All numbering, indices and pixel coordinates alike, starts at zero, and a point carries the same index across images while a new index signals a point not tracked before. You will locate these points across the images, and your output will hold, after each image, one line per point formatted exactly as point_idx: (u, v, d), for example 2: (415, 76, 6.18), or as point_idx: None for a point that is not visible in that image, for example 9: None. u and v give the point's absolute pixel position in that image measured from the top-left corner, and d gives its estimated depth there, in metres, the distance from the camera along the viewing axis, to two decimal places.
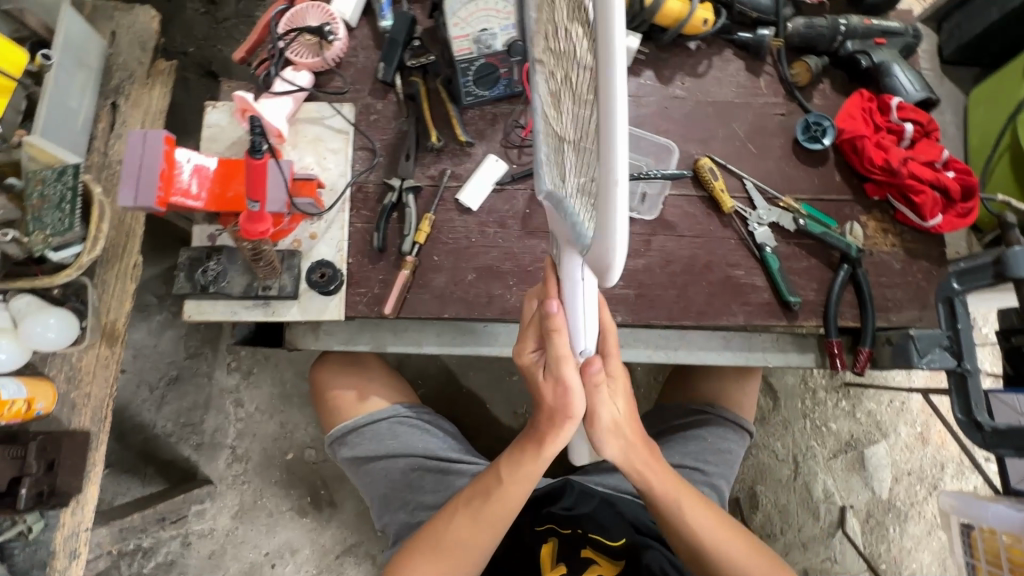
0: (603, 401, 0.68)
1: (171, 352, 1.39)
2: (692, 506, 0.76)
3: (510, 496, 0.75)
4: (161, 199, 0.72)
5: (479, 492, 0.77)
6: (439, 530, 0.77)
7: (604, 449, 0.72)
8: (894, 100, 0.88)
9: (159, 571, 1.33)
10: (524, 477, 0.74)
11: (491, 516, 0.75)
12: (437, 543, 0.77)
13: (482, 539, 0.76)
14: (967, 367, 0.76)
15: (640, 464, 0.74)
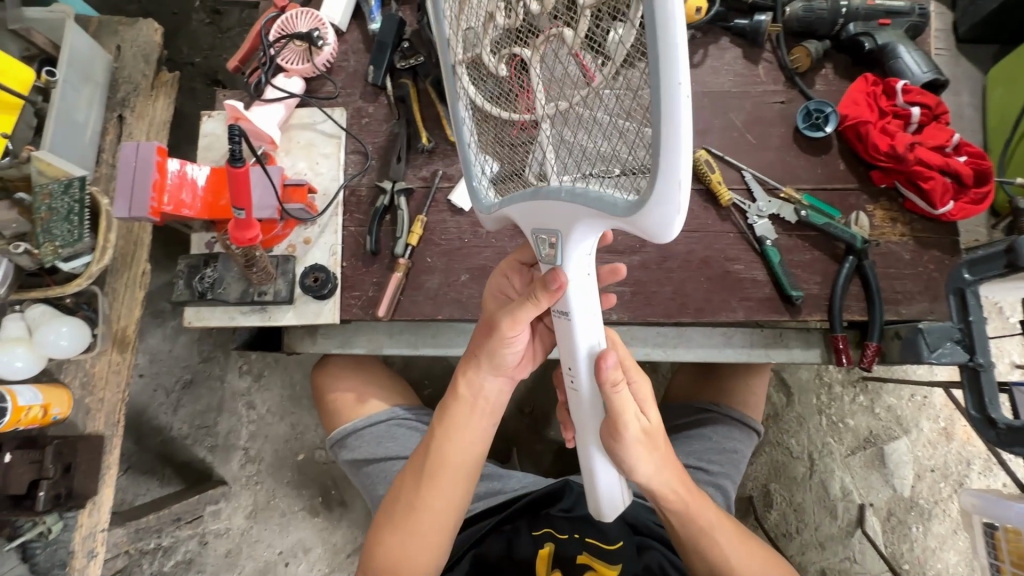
0: (626, 407, 0.63)
1: (186, 356, 1.42)
2: (709, 516, 0.69)
3: (450, 449, 0.71)
4: (155, 209, 0.73)
5: (421, 451, 0.73)
6: (395, 499, 0.72)
7: (637, 466, 0.65)
8: (899, 84, 0.84)
9: (178, 569, 1.36)
10: (460, 421, 0.73)
11: (437, 472, 0.71)
12: (394, 515, 0.71)
13: (433, 501, 0.70)
14: (980, 361, 0.72)
15: (669, 477, 0.67)
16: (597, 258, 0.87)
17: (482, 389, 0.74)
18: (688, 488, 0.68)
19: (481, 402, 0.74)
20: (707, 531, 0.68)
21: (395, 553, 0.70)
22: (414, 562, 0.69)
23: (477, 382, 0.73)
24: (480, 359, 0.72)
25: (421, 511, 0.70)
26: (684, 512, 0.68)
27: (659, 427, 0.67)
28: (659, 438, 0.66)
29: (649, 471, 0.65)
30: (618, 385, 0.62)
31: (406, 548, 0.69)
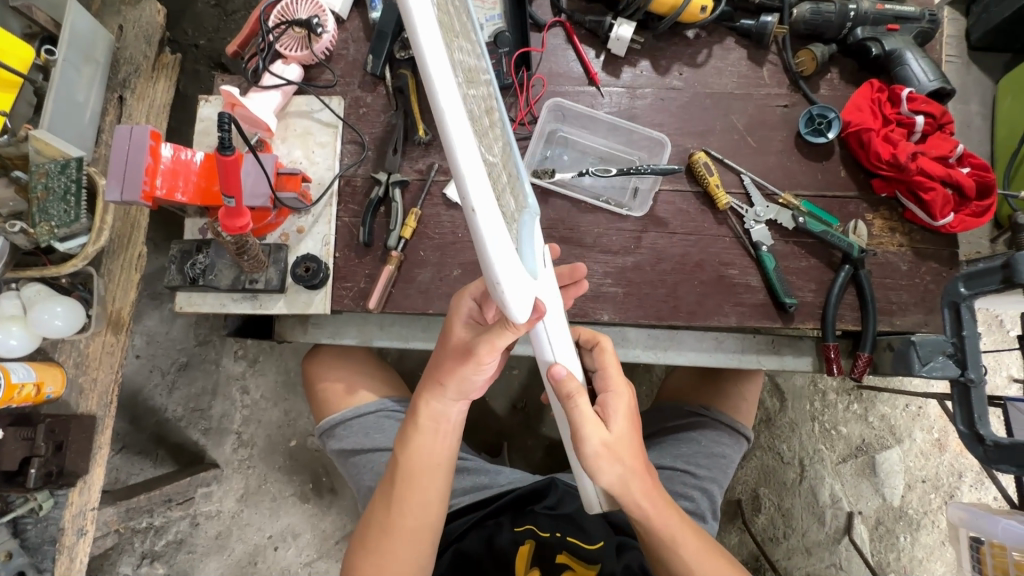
0: (587, 420, 0.59)
1: (181, 339, 1.42)
2: (673, 525, 0.65)
3: (416, 473, 0.69)
4: (146, 193, 0.73)
5: (389, 473, 0.71)
6: (368, 520, 0.71)
7: (597, 475, 0.61)
8: (904, 91, 0.83)
9: (169, 549, 1.38)
10: (423, 446, 0.69)
11: (405, 495, 0.69)
12: (368, 536, 0.70)
13: (404, 522, 0.69)
14: (970, 377, 0.71)
15: (635, 489, 0.62)
16: (591, 258, 0.87)
17: (444, 414, 0.68)
18: (656, 500, 0.64)
19: (443, 425, 0.69)
20: (670, 540, 0.65)
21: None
22: None
23: (440, 407, 0.68)
24: (445, 387, 0.65)
25: (394, 533, 0.69)
26: (647, 524, 0.64)
27: (628, 437, 0.61)
28: (624, 450, 0.60)
29: (612, 480, 0.61)
30: (575, 397, 0.59)
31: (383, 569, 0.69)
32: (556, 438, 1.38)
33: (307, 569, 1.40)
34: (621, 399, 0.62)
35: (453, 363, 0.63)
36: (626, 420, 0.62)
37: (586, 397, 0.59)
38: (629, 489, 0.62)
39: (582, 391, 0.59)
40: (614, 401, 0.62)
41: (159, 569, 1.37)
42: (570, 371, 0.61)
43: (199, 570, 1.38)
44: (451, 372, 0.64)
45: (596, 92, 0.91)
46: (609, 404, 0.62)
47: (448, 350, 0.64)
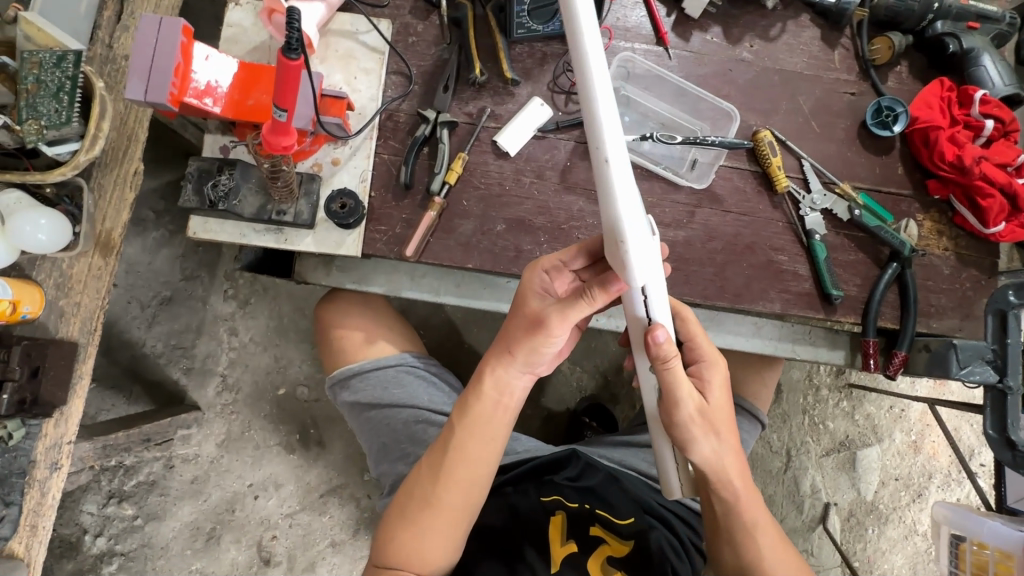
0: (680, 382, 0.60)
1: (166, 271, 1.33)
2: (754, 511, 0.65)
3: (468, 447, 0.68)
4: (173, 97, 0.65)
5: (439, 444, 0.69)
6: (409, 492, 0.69)
7: (691, 447, 0.62)
8: (978, 93, 0.82)
9: (140, 490, 1.31)
10: (478, 420, 0.68)
11: (453, 466, 0.67)
12: (408, 508, 0.68)
13: (449, 496, 0.67)
14: (1009, 384, 0.73)
15: (728, 463, 0.63)
16: None
17: (509, 385, 0.68)
18: (741, 479, 0.64)
19: (505, 399, 0.69)
20: (750, 529, 0.64)
21: (410, 550, 0.67)
22: (427, 555, 0.67)
23: (505, 381, 0.68)
24: (514, 357, 0.66)
25: (437, 508, 0.67)
26: (733, 505, 0.64)
27: (722, 408, 0.63)
28: (716, 417, 0.62)
29: (707, 453, 0.62)
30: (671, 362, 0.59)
31: (420, 543, 0.67)
32: (555, 410, 1.36)
33: (288, 520, 1.35)
34: (716, 370, 0.65)
35: (521, 334, 0.66)
36: (716, 390, 0.64)
37: (678, 359, 0.59)
38: (714, 460, 0.63)
39: (677, 355, 0.59)
40: (708, 371, 0.64)
41: (127, 509, 1.30)
42: (668, 335, 0.58)
43: (171, 513, 1.32)
44: (525, 345, 0.65)
45: (664, 53, 0.86)
46: (705, 376, 0.64)
47: (520, 316, 0.66)
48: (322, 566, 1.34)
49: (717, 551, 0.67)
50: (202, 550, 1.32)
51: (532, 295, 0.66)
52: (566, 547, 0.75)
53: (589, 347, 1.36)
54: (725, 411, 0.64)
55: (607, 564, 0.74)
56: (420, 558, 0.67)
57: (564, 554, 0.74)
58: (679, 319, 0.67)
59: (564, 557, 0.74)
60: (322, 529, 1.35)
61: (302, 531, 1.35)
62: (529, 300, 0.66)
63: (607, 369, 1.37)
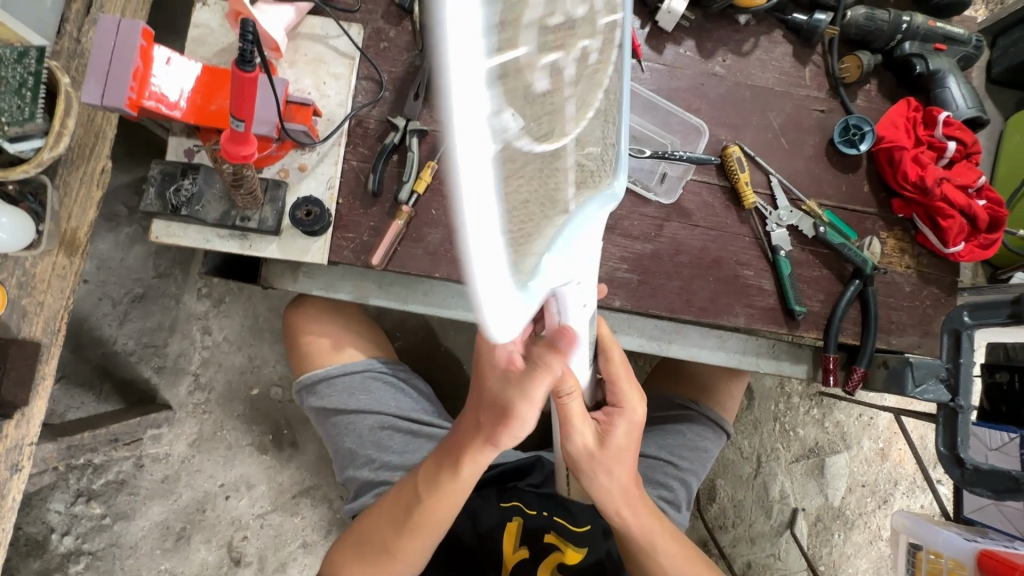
0: (575, 420, 0.59)
1: (139, 269, 1.31)
2: (648, 526, 0.68)
3: (434, 511, 0.67)
4: (132, 101, 0.64)
5: (404, 504, 0.69)
6: (369, 536, 0.71)
7: (582, 475, 0.65)
8: (942, 115, 0.83)
9: (109, 489, 1.30)
10: (445, 488, 0.66)
11: (416, 528, 0.68)
12: (368, 548, 0.71)
13: (405, 552, 0.70)
14: (959, 404, 0.75)
15: (617, 494, 0.65)
16: (610, 241, 0.83)
17: (479, 465, 0.65)
18: (634, 503, 0.67)
19: (472, 476, 0.66)
20: (654, 561, 0.69)
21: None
22: None
23: (477, 460, 0.64)
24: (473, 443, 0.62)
25: (395, 555, 0.70)
26: (624, 526, 0.68)
27: (618, 453, 0.63)
28: (608, 458, 0.63)
29: (591, 482, 0.65)
30: (569, 396, 0.56)
31: None
32: None
33: (259, 521, 1.34)
34: (628, 416, 0.64)
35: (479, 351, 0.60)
36: (620, 440, 0.63)
37: (576, 397, 0.56)
38: (600, 489, 0.65)
39: (576, 392, 0.56)
40: (619, 417, 0.64)
41: (96, 508, 1.29)
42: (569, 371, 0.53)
43: (140, 513, 1.31)
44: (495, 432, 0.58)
45: (637, 66, 0.86)
46: (614, 420, 0.63)
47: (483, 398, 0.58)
48: (293, 567, 1.34)
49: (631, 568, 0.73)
50: (171, 550, 1.32)
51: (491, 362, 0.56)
52: (518, 554, 0.77)
53: None
54: (624, 455, 0.64)
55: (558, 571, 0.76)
56: None
57: (515, 559, 0.77)
58: (603, 358, 0.64)
59: (515, 564, 0.77)
60: (294, 529, 1.35)
61: (274, 531, 1.34)
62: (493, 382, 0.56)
63: None
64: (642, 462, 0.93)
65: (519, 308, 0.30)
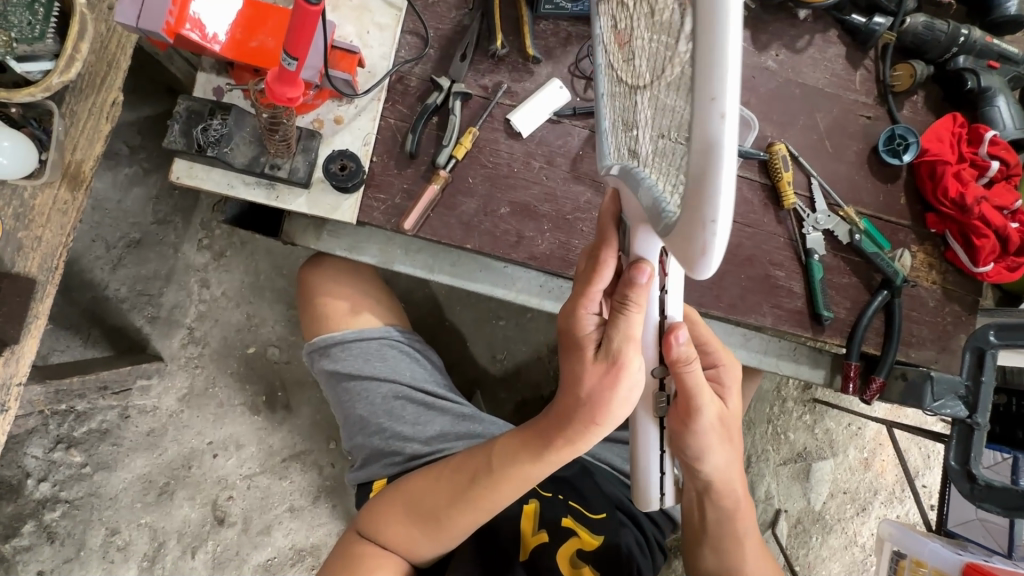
0: (705, 390, 0.63)
1: (137, 213, 1.27)
2: (745, 511, 0.73)
3: (500, 487, 0.66)
4: (168, 27, 0.60)
5: (469, 472, 0.68)
6: (421, 497, 0.70)
7: (709, 458, 0.67)
8: (988, 133, 0.83)
9: (91, 437, 1.26)
10: (522, 463, 0.64)
11: (474, 499, 0.67)
12: (415, 511, 0.70)
13: (455, 520, 0.68)
14: (976, 421, 0.76)
15: (732, 466, 0.71)
16: None
17: (558, 459, 0.63)
18: (740, 487, 0.72)
19: (544, 468, 0.64)
20: (734, 534, 0.72)
21: (401, 539, 0.71)
22: (411, 550, 0.71)
23: (570, 442, 0.61)
24: (555, 436, 0.61)
25: (444, 523, 0.69)
26: (732, 510, 0.72)
27: (734, 411, 0.71)
28: (730, 423, 0.70)
29: (719, 459, 0.68)
30: (693, 364, 0.61)
31: (409, 538, 0.71)
32: (528, 397, 1.36)
33: (246, 482, 1.31)
34: (731, 375, 0.73)
35: (565, 354, 0.60)
36: (731, 400, 0.72)
37: (696, 363, 0.61)
38: (721, 468, 0.70)
39: (694, 357, 0.61)
40: (724, 379, 0.73)
41: (76, 456, 1.25)
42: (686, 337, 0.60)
43: (123, 464, 1.27)
44: (608, 409, 0.57)
45: None
46: (724, 380, 0.73)
47: (590, 381, 0.56)
48: (278, 531, 1.32)
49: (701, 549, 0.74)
50: (152, 505, 1.28)
51: (590, 338, 0.57)
52: (537, 537, 0.77)
53: None
54: (734, 415, 0.72)
55: (577, 557, 0.75)
56: (405, 548, 0.72)
57: (535, 542, 0.77)
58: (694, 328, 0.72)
59: (536, 547, 0.76)
60: (281, 493, 1.32)
61: (260, 493, 1.32)
62: (600, 364, 0.56)
63: None
64: None
65: None
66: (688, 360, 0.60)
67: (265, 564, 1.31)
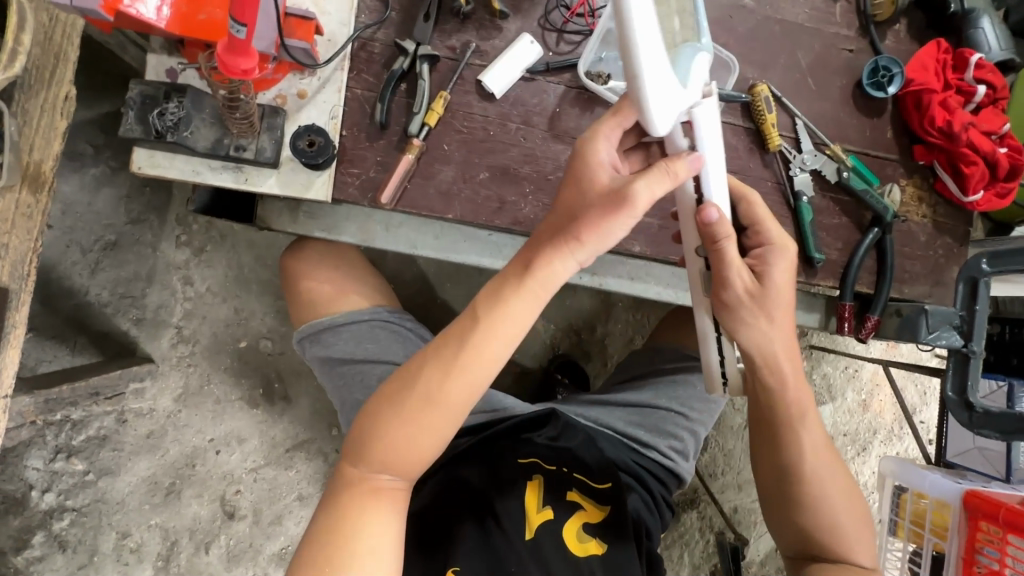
0: (732, 262, 0.66)
1: (109, 214, 1.23)
2: (802, 397, 0.72)
3: (493, 337, 0.56)
4: (107, 3, 0.55)
5: (453, 339, 0.57)
6: (407, 380, 0.58)
7: (740, 330, 0.69)
8: (974, 57, 0.80)
9: (89, 445, 1.25)
10: (511, 311, 0.56)
11: (469, 357, 0.56)
12: (400, 398, 0.57)
13: (449, 396, 0.57)
14: (972, 349, 0.76)
15: (777, 345, 0.70)
16: None
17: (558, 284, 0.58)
18: (795, 372, 0.72)
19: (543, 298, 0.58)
20: (790, 425, 0.72)
21: (390, 444, 0.57)
22: (405, 458, 0.58)
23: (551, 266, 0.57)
24: (566, 251, 0.56)
25: (438, 402, 0.57)
26: (781, 395, 0.71)
27: (783, 292, 0.69)
28: (776, 303, 0.69)
29: (757, 335, 0.69)
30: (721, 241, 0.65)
31: (396, 442, 0.57)
32: (528, 368, 1.35)
33: (252, 475, 1.31)
34: (784, 253, 0.70)
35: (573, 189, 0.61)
36: (786, 287, 0.69)
37: (729, 239, 0.65)
38: (772, 342, 0.69)
39: (728, 234, 0.65)
40: (775, 255, 0.69)
41: (77, 464, 1.24)
42: (719, 213, 0.64)
43: (126, 468, 1.27)
44: (590, 228, 0.56)
45: None
46: (773, 258, 0.69)
47: (592, 200, 0.58)
48: (289, 519, 1.32)
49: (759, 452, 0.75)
50: (161, 505, 1.28)
51: (601, 177, 0.60)
52: (543, 514, 0.76)
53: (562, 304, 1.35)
54: (788, 288, 0.70)
55: (583, 531, 0.75)
56: (394, 459, 0.57)
57: (541, 520, 0.75)
58: (745, 205, 0.72)
59: (541, 524, 0.75)
60: (288, 483, 1.32)
61: (268, 485, 1.32)
62: (606, 187, 0.59)
63: (580, 327, 1.37)
64: (651, 412, 0.92)
65: None
66: (716, 232, 0.64)
67: (279, 553, 1.32)
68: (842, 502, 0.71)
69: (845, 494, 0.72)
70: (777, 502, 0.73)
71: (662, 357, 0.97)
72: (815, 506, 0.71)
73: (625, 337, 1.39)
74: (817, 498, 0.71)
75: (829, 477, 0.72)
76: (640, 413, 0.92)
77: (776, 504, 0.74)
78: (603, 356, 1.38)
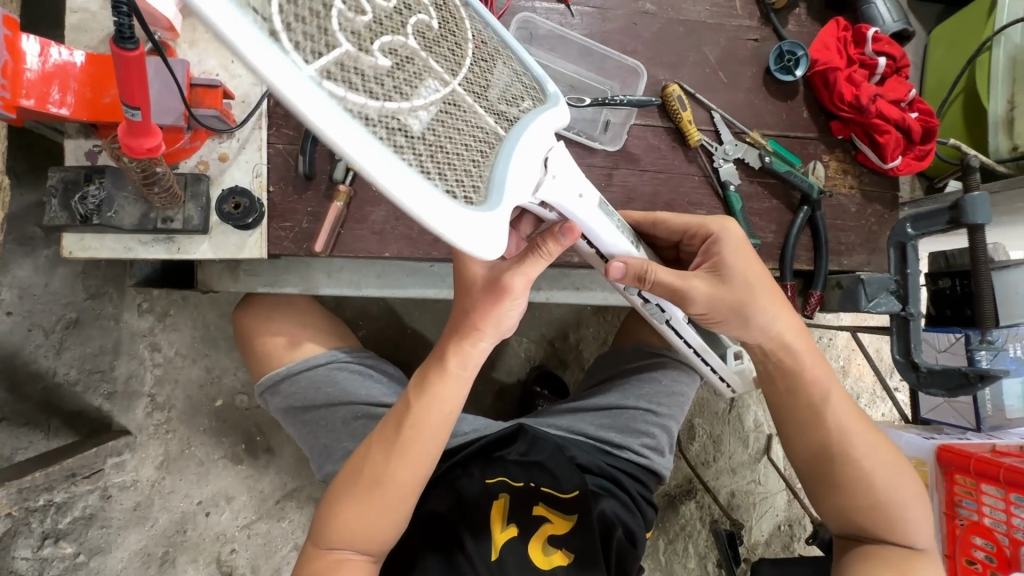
0: (673, 281, 0.67)
1: (67, 292, 1.20)
2: (824, 373, 0.72)
3: (425, 419, 0.64)
4: (5, 101, 0.57)
5: (393, 421, 0.65)
6: (358, 468, 0.65)
7: (752, 317, 0.69)
8: (870, 31, 0.83)
9: (76, 526, 1.21)
10: (439, 389, 0.64)
11: (408, 442, 0.64)
12: (354, 480, 0.65)
13: (395, 476, 0.64)
14: (911, 311, 0.77)
15: (784, 324, 0.71)
16: None
17: (474, 360, 0.65)
18: (808, 351, 0.73)
19: (465, 375, 0.66)
20: (814, 402, 0.72)
21: (353, 525, 0.63)
22: (369, 536, 0.64)
23: (467, 352, 0.64)
24: (478, 333, 0.63)
25: (388, 482, 0.64)
26: (800, 372, 0.72)
27: (751, 265, 0.70)
28: (762, 286, 0.69)
29: (763, 321, 0.70)
30: (647, 272, 0.66)
31: (359, 523, 0.64)
32: (506, 384, 1.36)
33: (245, 531, 1.31)
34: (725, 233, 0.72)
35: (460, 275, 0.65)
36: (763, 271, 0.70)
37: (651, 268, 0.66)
38: (776, 327, 0.70)
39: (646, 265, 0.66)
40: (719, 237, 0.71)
41: (66, 548, 1.20)
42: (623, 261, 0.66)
43: (117, 544, 1.24)
44: (484, 312, 0.62)
45: (566, 11, 0.82)
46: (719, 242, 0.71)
47: (476, 289, 0.63)
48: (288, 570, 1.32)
49: (789, 439, 0.74)
50: None
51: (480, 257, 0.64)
52: (508, 531, 0.77)
53: (530, 316, 1.36)
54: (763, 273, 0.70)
55: (548, 543, 0.77)
56: (361, 539, 0.64)
57: (505, 538, 0.76)
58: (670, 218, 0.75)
59: (505, 542, 0.76)
60: (282, 534, 1.33)
61: (262, 539, 1.32)
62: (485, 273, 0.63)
63: (553, 336, 1.38)
64: (620, 413, 0.93)
65: (476, 223, 0.40)
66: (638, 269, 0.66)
67: None
68: (891, 464, 0.70)
69: (893, 478, 0.69)
70: (819, 480, 0.72)
71: (626, 357, 0.98)
72: (864, 478, 0.69)
73: (598, 339, 1.40)
74: (866, 471, 0.69)
75: (873, 460, 0.69)
76: (609, 416, 0.93)
77: (822, 493, 0.72)
78: (579, 361, 1.40)
